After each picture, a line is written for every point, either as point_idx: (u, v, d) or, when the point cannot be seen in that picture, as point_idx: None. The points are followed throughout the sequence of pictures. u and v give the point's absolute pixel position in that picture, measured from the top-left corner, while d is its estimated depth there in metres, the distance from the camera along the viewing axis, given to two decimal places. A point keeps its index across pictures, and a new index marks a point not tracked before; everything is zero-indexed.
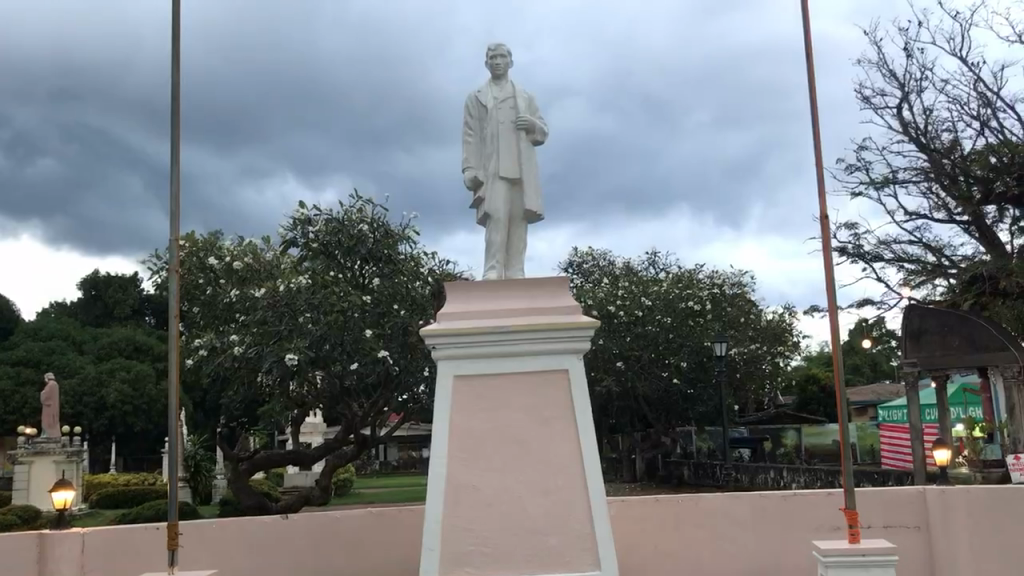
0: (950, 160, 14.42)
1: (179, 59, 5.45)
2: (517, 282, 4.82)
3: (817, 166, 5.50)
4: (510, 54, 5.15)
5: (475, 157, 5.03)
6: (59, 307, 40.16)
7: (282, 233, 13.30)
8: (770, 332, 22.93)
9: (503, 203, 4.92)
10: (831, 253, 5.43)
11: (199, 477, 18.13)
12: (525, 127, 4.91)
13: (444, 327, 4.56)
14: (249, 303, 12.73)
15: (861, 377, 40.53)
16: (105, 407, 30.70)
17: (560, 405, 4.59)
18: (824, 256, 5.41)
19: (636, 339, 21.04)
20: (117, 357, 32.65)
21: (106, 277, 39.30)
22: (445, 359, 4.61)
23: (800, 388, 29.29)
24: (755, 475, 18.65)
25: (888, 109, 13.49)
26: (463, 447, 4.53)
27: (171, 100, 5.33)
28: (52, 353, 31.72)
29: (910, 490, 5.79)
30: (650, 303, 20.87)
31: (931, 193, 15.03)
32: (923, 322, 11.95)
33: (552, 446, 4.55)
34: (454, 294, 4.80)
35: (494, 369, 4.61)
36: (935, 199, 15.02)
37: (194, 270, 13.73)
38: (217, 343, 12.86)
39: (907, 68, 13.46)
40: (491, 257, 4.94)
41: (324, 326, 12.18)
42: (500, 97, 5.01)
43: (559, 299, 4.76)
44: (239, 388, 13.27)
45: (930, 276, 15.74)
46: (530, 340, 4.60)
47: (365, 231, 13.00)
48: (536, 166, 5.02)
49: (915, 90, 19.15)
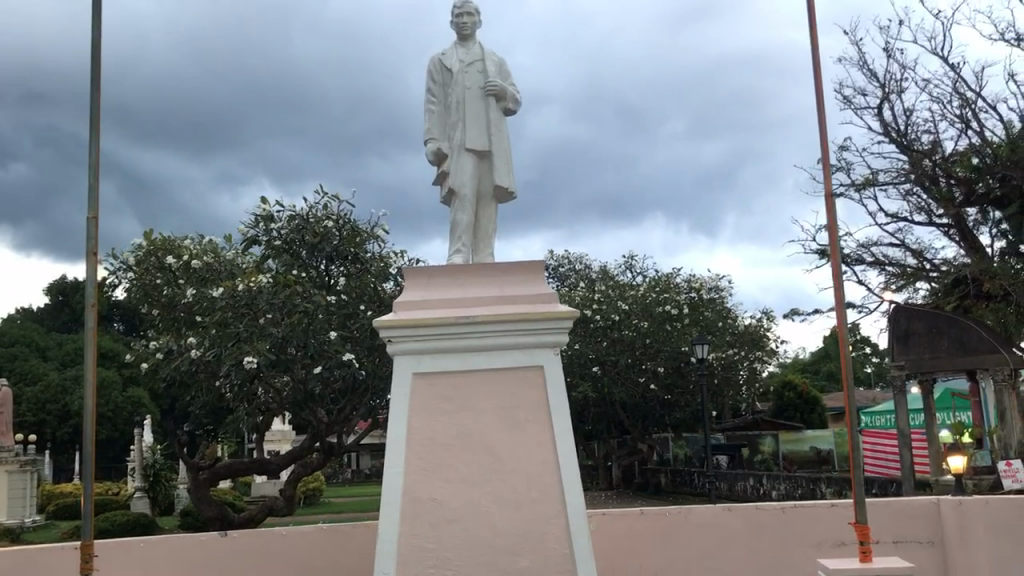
0: (931, 161, 13.98)
1: (99, 24, 4.85)
2: (484, 266, 4.24)
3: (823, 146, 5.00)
4: (479, 12, 4.59)
5: (439, 126, 4.44)
6: (24, 313, 39.02)
7: (243, 231, 12.63)
8: (748, 338, 22.50)
9: (471, 178, 4.33)
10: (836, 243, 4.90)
11: (158, 488, 17.40)
12: (494, 92, 4.36)
13: (401, 319, 3.99)
14: (207, 303, 12.07)
15: (837, 385, 40.31)
16: (70, 414, 29.82)
17: (534, 406, 4.03)
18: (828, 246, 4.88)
19: (612, 344, 20.56)
20: (83, 363, 31.69)
21: (74, 282, 38.36)
22: (403, 353, 4.04)
23: (776, 394, 28.89)
24: (735, 481, 18.15)
25: (867, 108, 11.84)
26: (422, 456, 3.95)
27: (90, 66, 4.72)
28: (14, 360, 30.69)
29: (924, 502, 5.31)
30: (627, 307, 20.41)
31: (913, 195, 14.61)
32: (910, 323, 11.56)
33: (523, 453, 3.98)
34: (415, 281, 4.22)
35: (460, 366, 4.04)
36: (916, 201, 14.60)
37: (153, 269, 13.01)
38: (175, 348, 12.20)
39: (886, 66, 11.76)
40: (456, 238, 4.35)
41: (286, 328, 11.52)
42: (466, 60, 4.46)
43: (535, 286, 4.20)
44: (197, 394, 12.58)
45: (910, 280, 15.32)
46: (500, 334, 4.04)
47: (331, 228, 12.38)
48: (508, 139, 4.45)
49: (895, 90, 18.81)
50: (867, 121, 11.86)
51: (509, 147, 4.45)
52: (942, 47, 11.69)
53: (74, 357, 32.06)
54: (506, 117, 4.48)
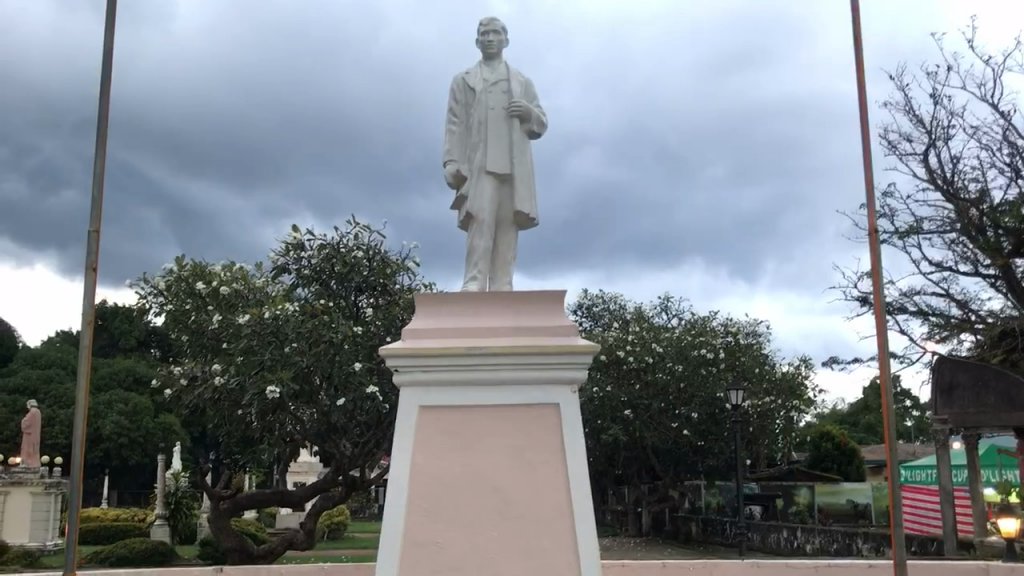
0: (977, 211, 13.59)
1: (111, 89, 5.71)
2: (501, 295, 3.99)
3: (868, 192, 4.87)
4: (505, 31, 4.40)
5: (458, 147, 4.22)
6: (63, 336, 39.27)
7: (273, 258, 12.51)
8: (784, 385, 21.92)
9: (490, 203, 4.11)
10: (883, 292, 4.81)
11: (180, 516, 17.26)
12: (518, 113, 4.15)
13: (408, 348, 3.76)
14: (233, 330, 11.94)
15: (875, 438, 39.47)
16: (100, 439, 29.87)
17: (546, 447, 3.76)
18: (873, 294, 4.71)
19: (645, 388, 20.25)
20: (117, 388, 31.72)
21: (114, 307, 38.61)
22: (409, 386, 3.81)
23: (813, 445, 28.18)
24: (768, 532, 17.59)
25: (912, 155, 11.97)
26: (425, 497, 3.69)
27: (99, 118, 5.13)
28: (50, 382, 30.84)
29: (972, 567, 5.09)
30: (661, 349, 20.01)
31: (958, 244, 14.20)
32: (955, 375, 11.12)
33: (533, 495, 3.69)
34: (427, 309, 4.00)
35: (469, 401, 3.80)
36: (962, 250, 14.19)
37: (182, 295, 12.95)
38: (201, 375, 12.13)
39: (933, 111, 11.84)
40: (473, 264, 4.12)
41: (311, 357, 11.33)
42: (490, 79, 4.25)
43: (554, 317, 3.94)
44: (222, 423, 12.44)
45: (955, 331, 14.78)
46: (513, 369, 3.79)
47: (360, 258, 12.23)
48: (531, 162, 4.23)
49: (941, 138, 18.44)
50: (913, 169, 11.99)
51: (531, 171, 4.23)
52: (991, 95, 11.74)
53: (108, 381, 32.01)
54: (530, 140, 4.27)
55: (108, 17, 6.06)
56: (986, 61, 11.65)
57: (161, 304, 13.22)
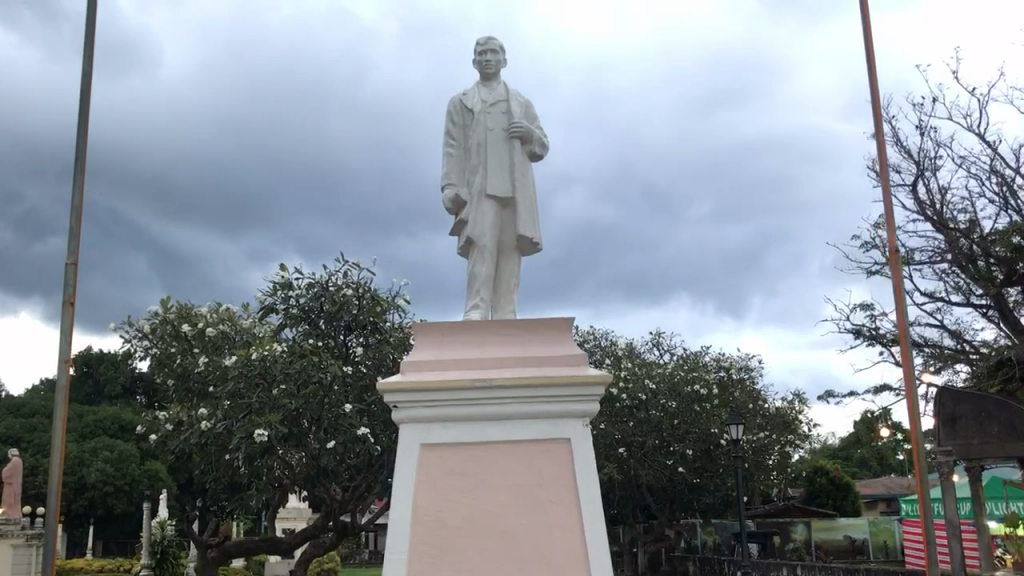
0: (967, 240, 13.49)
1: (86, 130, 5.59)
2: (505, 325, 3.77)
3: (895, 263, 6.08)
4: (502, 50, 4.22)
5: (457, 171, 4.04)
6: (49, 384, 38.70)
7: (261, 299, 12.24)
8: (779, 420, 21.75)
9: (491, 228, 3.91)
10: (909, 351, 6.12)
11: (165, 565, 16.80)
12: (519, 134, 3.96)
13: (408, 382, 3.55)
14: (219, 372, 11.65)
15: (867, 472, 39.30)
16: (85, 487, 29.29)
17: (557, 485, 3.52)
18: (901, 357, 6.04)
19: (639, 425, 19.76)
20: (103, 435, 31.16)
21: (99, 353, 38.05)
22: (409, 422, 3.59)
23: (808, 480, 27.84)
24: (767, 569, 17.24)
25: (903, 187, 13.27)
26: (429, 542, 3.43)
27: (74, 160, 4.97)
28: (34, 431, 30.29)
29: None
30: (655, 386, 19.71)
31: (950, 274, 14.09)
32: (957, 406, 10.62)
33: (545, 537, 3.44)
34: (427, 341, 3.77)
35: (474, 437, 3.57)
36: (954, 280, 14.07)
37: (168, 337, 12.69)
38: (187, 420, 11.84)
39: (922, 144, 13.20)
40: (474, 292, 3.91)
41: (300, 399, 11.03)
42: (489, 100, 4.07)
43: (561, 347, 3.73)
44: (208, 469, 12.12)
45: (948, 362, 14.57)
46: (520, 402, 3.57)
47: (350, 296, 11.97)
48: (533, 185, 4.03)
49: (930, 168, 18.42)
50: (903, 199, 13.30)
51: (533, 194, 4.03)
52: (976, 124, 13.07)
53: (93, 429, 31.43)
54: (531, 162, 4.08)
55: (85, 50, 5.88)
56: (970, 96, 13.04)
57: (147, 346, 12.94)
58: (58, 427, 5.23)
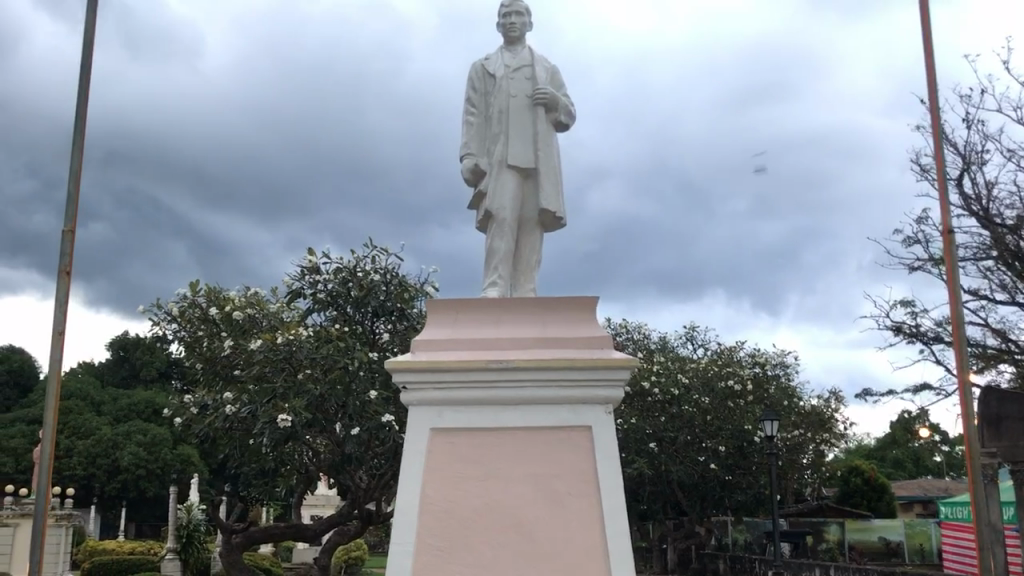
0: (1013, 237, 13.01)
1: (90, 90, 5.30)
2: (525, 303, 3.52)
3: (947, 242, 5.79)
4: (529, 13, 3.97)
5: (476, 141, 3.80)
6: (86, 367, 39.17)
7: (288, 283, 12.08)
8: (814, 418, 21.27)
9: (512, 201, 3.66)
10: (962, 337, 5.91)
11: (191, 550, 16.75)
12: (543, 102, 3.71)
13: (420, 362, 3.33)
14: (244, 356, 11.51)
15: (902, 472, 38.57)
16: (118, 470, 29.49)
17: (576, 476, 3.27)
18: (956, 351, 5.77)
19: (671, 420, 19.49)
20: (137, 419, 31.39)
21: (135, 338, 38.38)
22: (420, 403, 3.37)
23: (842, 480, 27.34)
24: (799, 570, 16.81)
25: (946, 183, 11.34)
26: (439, 532, 3.20)
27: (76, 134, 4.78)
28: (69, 413, 30.57)
29: None
30: (688, 381, 19.37)
31: (993, 272, 13.63)
32: (1002, 407, 9.78)
33: (562, 532, 3.19)
34: (442, 320, 3.53)
35: (488, 422, 3.34)
36: (997, 279, 13.60)
37: (196, 321, 12.61)
38: (212, 404, 11.72)
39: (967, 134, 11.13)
40: (492, 269, 3.66)
41: (325, 384, 10.84)
42: (512, 65, 3.82)
43: (585, 329, 3.47)
44: (234, 453, 12.00)
45: (992, 362, 14.09)
46: (538, 385, 3.33)
47: (377, 282, 11.77)
48: (557, 156, 3.77)
49: (976, 162, 17.86)
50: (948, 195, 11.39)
51: (557, 166, 3.78)
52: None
53: (127, 413, 31.69)
54: (557, 132, 3.83)
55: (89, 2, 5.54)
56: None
57: (176, 329, 12.84)
58: (51, 402, 5.00)
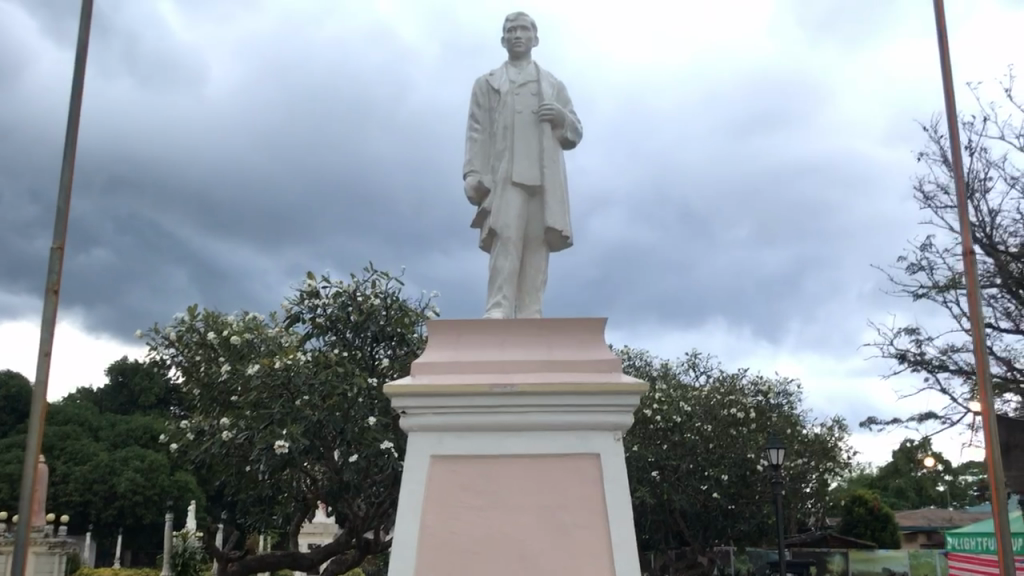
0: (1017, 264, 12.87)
1: (82, 104, 5.18)
2: (530, 325, 3.39)
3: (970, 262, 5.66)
4: (534, 27, 3.87)
5: (481, 157, 3.70)
6: (85, 393, 38.93)
7: (287, 307, 11.95)
8: (819, 447, 21.02)
9: (517, 219, 3.56)
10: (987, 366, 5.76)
11: None
12: (550, 118, 3.61)
13: (421, 385, 3.19)
14: (242, 381, 11.35)
15: (905, 502, 38.22)
16: (115, 496, 29.21)
17: (583, 506, 3.13)
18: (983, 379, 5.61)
19: (673, 448, 19.15)
20: (135, 445, 31.13)
21: (135, 364, 38.16)
22: (421, 429, 3.23)
23: (846, 509, 27.05)
24: None
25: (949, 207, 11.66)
26: (440, 564, 3.04)
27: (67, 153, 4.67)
28: (66, 439, 30.35)
29: None
30: (691, 408, 18.86)
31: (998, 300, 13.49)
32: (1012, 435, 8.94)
33: (570, 564, 3.04)
34: (443, 343, 3.40)
35: (492, 449, 3.19)
36: (1002, 307, 13.45)
37: (193, 345, 12.45)
38: (209, 430, 11.54)
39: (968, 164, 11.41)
40: (496, 289, 3.55)
41: (323, 411, 10.68)
42: (518, 80, 3.73)
43: (594, 352, 3.34)
44: (231, 480, 11.82)
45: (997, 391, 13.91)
46: (545, 410, 3.19)
47: (377, 306, 11.63)
48: (563, 173, 3.67)
49: (980, 190, 17.78)
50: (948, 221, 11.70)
51: (564, 183, 3.67)
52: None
53: (125, 439, 31.43)
54: (564, 149, 3.73)
55: (82, 10, 5.39)
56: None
57: (173, 354, 12.69)
58: (36, 425, 4.83)
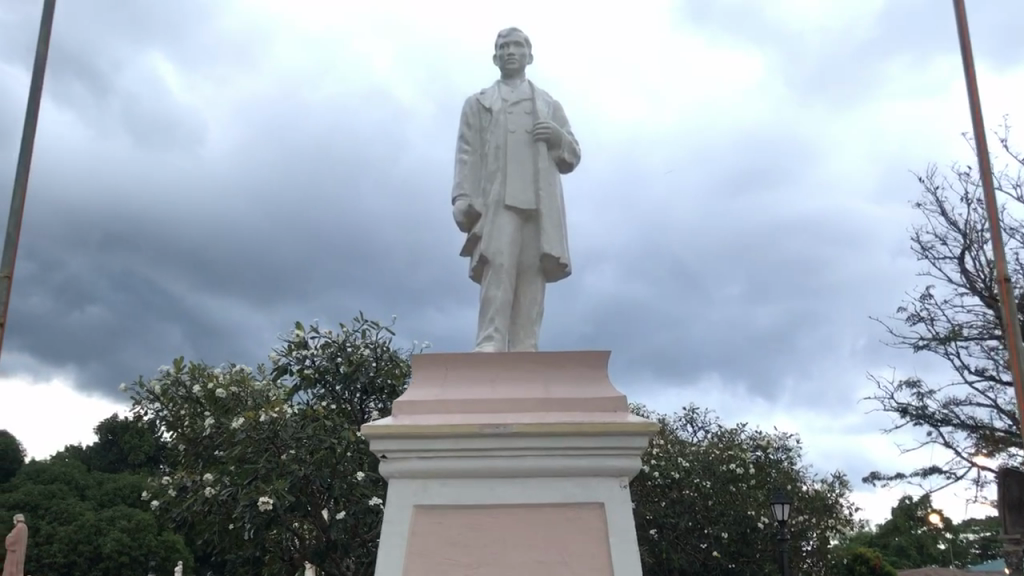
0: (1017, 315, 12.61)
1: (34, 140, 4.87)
2: (523, 359, 3.08)
3: (1004, 293, 4.80)
4: (528, 44, 3.76)
5: (471, 181, 3.56)
6: (73, 451, 38.15)
7: (275, 358, 11.60)
8: (819, 503, 20.59)
9: (510, 246, 3.40)
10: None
11: None
12: (544, 138, 3.47)
13: (403, 427, 2.88)
14: (227, 435, 10.92)
15: (906, 560, 37.31)
16: (100, 557, 28.36)
17: (585, 562, 2.78)
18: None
19: (672, 506, 18.66)
20: (122, 504, 30.42)
21: (124, 421, 37.55)
22: (404, 474, 2.90)
23: (847, 569, 26.35)
24: None
25: (949, 260, 13.64)
26: None
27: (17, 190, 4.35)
28: (52, 498, 29.67)
29: None
30: (689, 464, 18.66)
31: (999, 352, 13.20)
32: None
33: None
34: (428, 379, 3.09)
35: (483, 499, 2.86)
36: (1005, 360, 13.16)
37: (178, 399, 12.10)
38: (192, 486, 11.07)
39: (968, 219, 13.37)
40: (488, 321, 3.35)
41: (310, 465, 10.17)
42: (511, 99, 3.62)
43: (595, 389, 3.03)
44: (214, 540, 11.28)
45: (1000, 446, 13.54)
46: (542, 455, 2.87)
47: (367, 356, 11.30)
48: (558, 197, 3.53)
49: (979, 241, 17.41)
50: (949, 273, 13.68)
51: (560, 207, 3.52)
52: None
53: (112, 498, 30.72)
54: (560, 171, 3.61)
55: (40, 44, 5.12)
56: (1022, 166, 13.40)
57: (157, 409, 12.30)
58: None
